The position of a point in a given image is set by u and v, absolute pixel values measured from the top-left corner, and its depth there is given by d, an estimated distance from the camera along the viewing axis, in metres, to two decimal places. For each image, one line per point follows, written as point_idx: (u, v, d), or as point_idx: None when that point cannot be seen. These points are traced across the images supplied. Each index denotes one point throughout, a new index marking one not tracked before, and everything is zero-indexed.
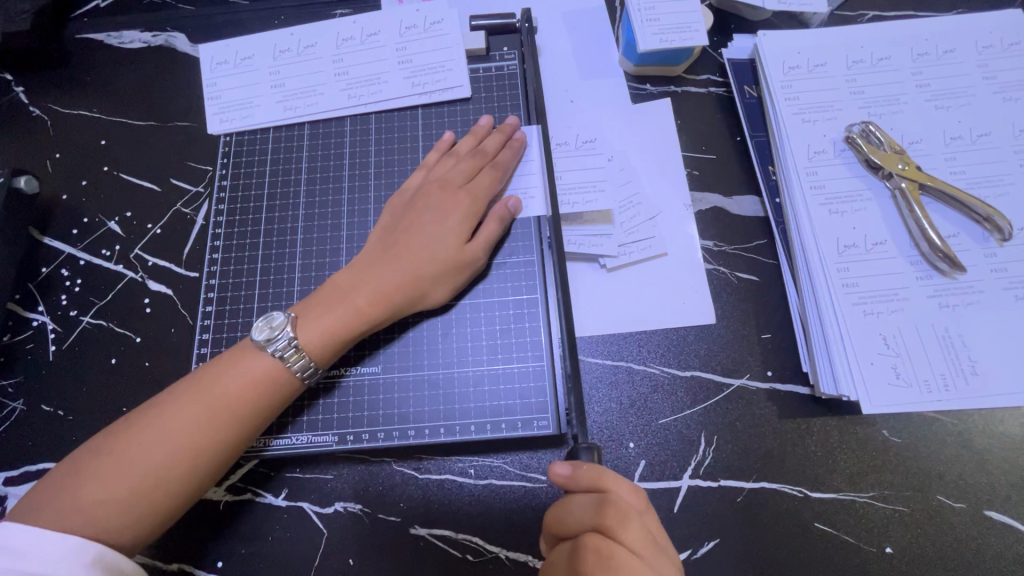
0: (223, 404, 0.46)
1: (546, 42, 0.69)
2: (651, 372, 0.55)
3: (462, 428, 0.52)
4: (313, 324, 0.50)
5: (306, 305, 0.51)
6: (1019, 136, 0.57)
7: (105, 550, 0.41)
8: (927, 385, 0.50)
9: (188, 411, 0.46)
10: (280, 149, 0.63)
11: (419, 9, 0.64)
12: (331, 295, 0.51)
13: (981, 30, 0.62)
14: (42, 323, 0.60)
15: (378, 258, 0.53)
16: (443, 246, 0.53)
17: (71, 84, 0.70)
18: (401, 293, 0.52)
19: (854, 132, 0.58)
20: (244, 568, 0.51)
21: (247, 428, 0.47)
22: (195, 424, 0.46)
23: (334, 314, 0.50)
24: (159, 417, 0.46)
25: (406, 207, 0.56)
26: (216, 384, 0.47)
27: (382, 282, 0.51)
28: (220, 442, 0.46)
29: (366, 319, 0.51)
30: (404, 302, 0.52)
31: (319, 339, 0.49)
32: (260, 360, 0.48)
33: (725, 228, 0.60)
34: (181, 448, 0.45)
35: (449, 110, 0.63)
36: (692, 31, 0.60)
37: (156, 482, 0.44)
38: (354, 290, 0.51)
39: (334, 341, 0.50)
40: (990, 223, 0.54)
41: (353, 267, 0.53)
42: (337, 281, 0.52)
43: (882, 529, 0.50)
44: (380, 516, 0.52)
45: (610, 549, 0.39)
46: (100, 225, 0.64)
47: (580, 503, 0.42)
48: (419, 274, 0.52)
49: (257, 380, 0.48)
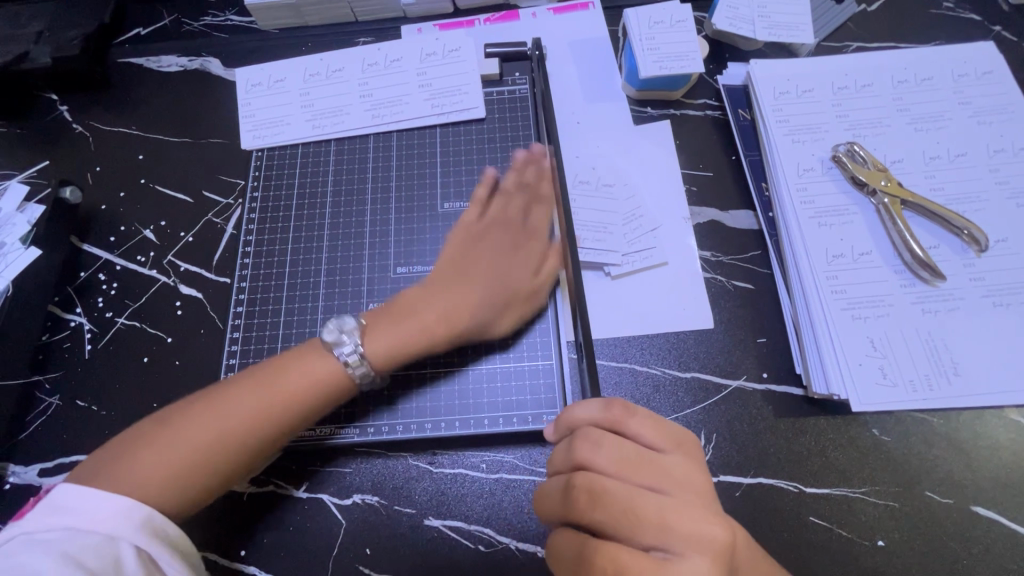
0: (279, 398, 0.50)
1: (554, 68, 0.74)
2: (654, 373, 0.58)
3: (476, 422, 0.55)
4: (378, 338, 0.53)
5: (377, 319, 0.55)
6: (993, 156, 0.62)
7: (152, 513, 0.44)
8: (911, 385, 0.54)
9: (246, 399, 0.49)
10: (308, 163, 0.68)
11: (436, 38, 0.70)
12: (400, 312, 0.55)
13: (957, 60, 0.67)
14: (79, 323, 0.64)
15: (444, 285, 0.57)
16: (510, 279, 0.58)
17: (112, 104, 0.75)
18: (467, 318, 0.56)
19: (840, 152, 0.63)
20: (266, 557, 0.54)
21: (298, 419, 0.50)
22: (242, 411, 0.49)
23: (401, 331, 0.54)
24: (210, 404, 0.49)
25: (466, 235, 0.61)
26: (276, 379, 0.50)
27: (450, 309, 0.56)
28: (265, 432, 0.49)
29: (432, 336, 0.55)
30: (465, 329, 0.56)
31: (386, 353, 0.53)
32: (325, 363, 0.52)
33: (721, 240, 0.64)
34: (232, 433, 0.48)
35: (464, 129, 0.68)
36: (689, 59, 0.65)
37: (197, 461, 0.47)
38: (423, 307, 0.55)
39: (399, 356, 0.54)
40: (968, 235, 0.58)
41: (421, 288, 0.57)
42: (407, 298, 0.56)
43: (874, 523, 0.52)
44: (396, 508, 0.55)
45: (599, 480, 0.42)
46: (136, 233, 0.69)
47: (593, 434, 0.44)
48: (484, 301, 0.57)
49: (311, 381, 0.51)
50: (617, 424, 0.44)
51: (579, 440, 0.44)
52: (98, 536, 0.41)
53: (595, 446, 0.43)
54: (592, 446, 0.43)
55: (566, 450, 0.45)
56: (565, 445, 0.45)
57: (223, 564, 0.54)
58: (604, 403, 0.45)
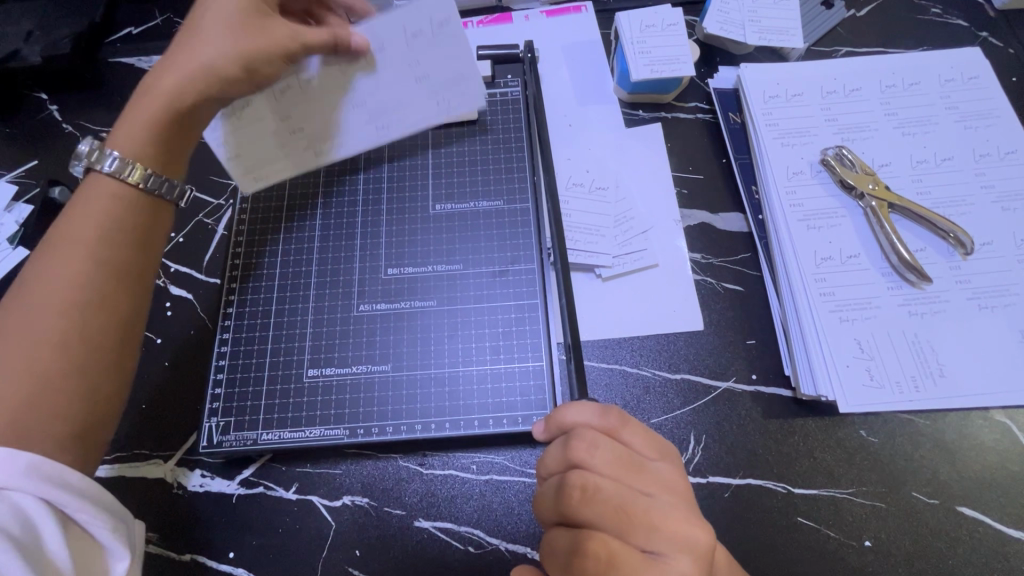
0: (85, 240, 0.45)
1: (546, 71, 0.75)
2: (644, 374, 0.59)
3: (466, 423, 0.55)
4: (126, 135, 0.49)
5: (128, 116, 0.50)
6: (979, 161, 0.62)
7: (39, 461, 0.38)
8: (898, 387, 0.54)
9: (52, 282, 0.44)
10: (299, 164, 0.67)
11: (415, 3, 0.52)
12: (142, 100, 0.50)
13: (944, 66, 0.68)
14: None
15: (193, 64, 0.50)
16: (268, 35, 0.51)
17: (103, 104, 0.75)
18: (215, 70, 0.50)
19: (829, 155, 0.64)
20: (255, 559, 0.54)
21: (113, 235, 0.47)
22: (81, 278, 0.44)
23: (144, 122, 0.49)
24: (27, 299, 0.43)
25: (192, 22, 0.52)
26: (80, 219, 0.46)
27: (197, 62, 0.50)
28: (111, 253, 0.46)
29: (173, 117, 0.50)
30: (214, 86, 0.50)
31: (142, 133, 0.49)
32: (97, 189, 0.48)
33: (712, 242, 0.64)
34: (78, 276, 0.44)
35: (456, 131, 0.68)
36: (680, 62, 0.66)
37: (37, 377, 0.41)
38: (161, 82, 0.50)
39: (153, 138, 0.50)
40: (954, 238, 0.59)
41: (176, 63, 0.51)
42: (155, 79, 0.50)
43: (862, 523, 0.53)
44: (386, 509, 0.55)
45: (595, 481, 0.41)
46: None
47: (591, 436, 0.43)
48: (235, 52, 0.50)
49: (100, 207, 0.47)
50: (612, 429, 0.44)
51: (575, 439, 0.43)
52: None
53: (592, 447, 0.43)
54: (588, 446, 0.42)
55: (561, 449, 0.44)
56: (560, 445, 0.44)
57: (212, 566, 0.54)
58: (603, 408, 0.45)
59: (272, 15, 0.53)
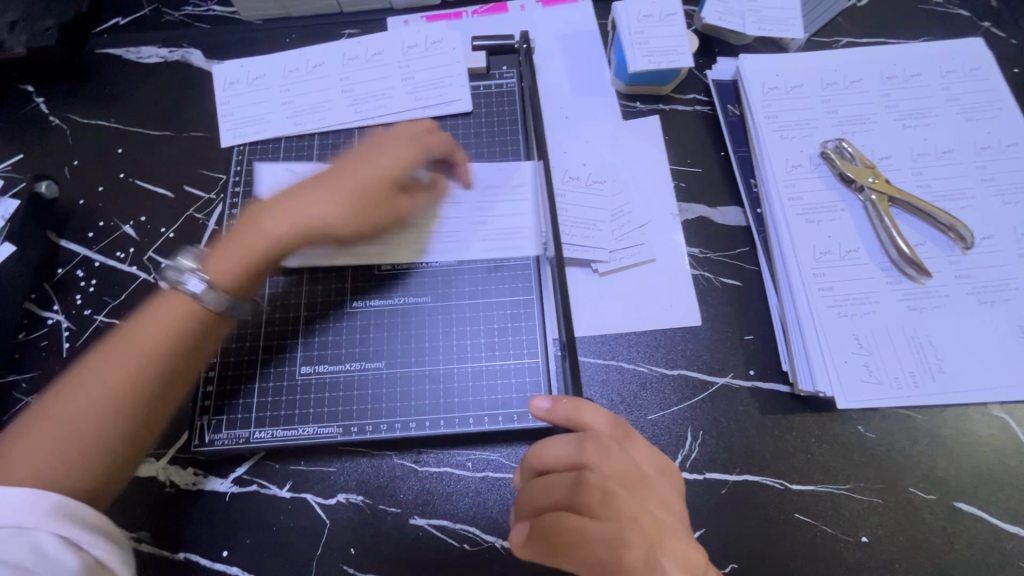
0: (147, 343, 0.47)
1: (542, 62, 0.73)
2: (641, 370, 0.58)
3: (461, 421, 0.55)
4: (225, 259, 0.52)
5: (220, 256, 0.52)
6: (980, 153, 0.62)
7: (66, 498, 0.40)
8: (897, 382, 0.54)
9: (112, 360, 0.46)
10: (291, 158, 0.66)
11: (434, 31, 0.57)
12: (244, 244, 0.53)
13: (946, 57, 0.67)
14: (57, 321, 0.63)
15: (283, 221, 0.54)
16: (368, 187, 0.56)
17: (90, 96, 0.74)
18: (296, 226, 0.54)
19: (828, 148, 0.63)
20: (249, 557, 0.53)
21: (173, 369, 0.48)
22: (136, 376, 0.46)
23: (235, 248, 0.53)
24: (103, 365, 0.47)
25: (315, 185, 0.56)
26: (155, 314, 0.49)
27: (288, 220, 0.54)
28: (154, 382, 0.47)
29: (256, 250, 0.53)
30: (279, 234, 0.54)
31: (231, 271, 0.52)
32: (176, 299, 0.49)
33: (709, 237, 0.63)
34: (134, 374, 0.46)
35: (450, 123, 0.67)
36: (678, 53, 0.65)
37: (75, 442, 0.43)
38: (271, 231, 0.53)
39: (245, 272, 0.52)
40: (954, 232, 0.58)
41: (279, 201, 0.55)
42: (263, 224, 0.54)
43: (859, 519, 0.52)
44: (381, 507, 0.55)
45: (607, 484, 0.43)
46: (115, 228, 0.67)
47: (603, 439, 0.45)
48: (321, 207, 0.55)
49: (179, 314, 0.49)
50: (620, 439, 0.46)
51: (589, 440, 0.45)
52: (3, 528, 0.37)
53: (604, 450, 0.44)
54: (603, 450, 0.44)
55: (574, 446, 0.45)
56: (572, 441, 0.45)
57: (205, 565, 0.53)
58: (613, 418, 0.48)
59: (397, 195, 0.57)
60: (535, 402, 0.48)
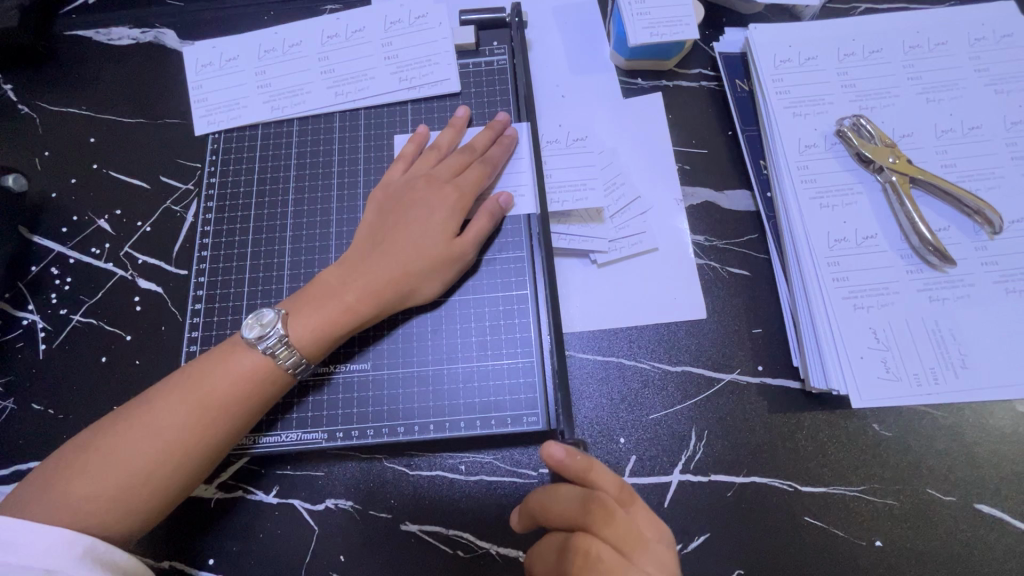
0: (211, 398, 0.47)
1: (537, 37, 0.69)
2: (642, 368, 0.55)
3: (452, 425, 0.52)
4: (305, 321, 0.50)
5: (299, 302, 0.51)
6: (1011, 128, 0.57)
7: (95, 542, 0.42)
8: (916, 379, 0.50)
9: (177, 408, 0.46)
10: (270, 146, 0.63)
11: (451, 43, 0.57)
12: (319, 294, 0.51)
13: (974, 22, 0.61)
14: (32, 322, 0.60)
15: (355, 280, 0.51)
16: (428, 253, 0.53)
17: (59, 82, 0.69)
18: (390, 290, 0.51)
19: (845, 126, 0.58)
20: (235, 566, 0.52)
21: (235, 426, 0.47)
22: (193, 432, 0.46)
23: (334, 303, 0.50)
24: (159, 410, 0.46)
25: (376, 241, 0.54)
26: (220, 372, 0.48)
27: (367, 289, 0.51)
28: (205, 445, 0.46)
29: (358, 316, 0.51)
30: (394, 299, 0.52)
31: (312, 337, 0.49)
32: (249, 357, 0.48)
33: (715, 223, 0.59)
34: (188, 430, 0.46)
35: (439, 105, 0.62)
36: (683, 24, 0.60)
37: (119, 497, 0.43)
38: (344, 287, 0.51)
39: (328, 338, 0.50)
40: (981, 216, 0.54)
41: (343, 264, 0.53)
42: (326, 279, 0.52)
43: (873, 522, 0.50)
44: (371, 512, 0.52)
45: (598, 549, 0.40)
46: (90, 223, 0.64)
47: (608, 506, 0.42)
48: (408, 270, 0.52)
49: (246, 373, 0.48)
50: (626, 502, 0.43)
51: (592, 503, 0.42)
52: (34, 571, 0.39)
53: (604, 516, 0.41)
54: (604, 516, 0.41)
55: (577, 506, 0.42)
56: (577, 499, 0.42)
57: (191, 572, 0.52)
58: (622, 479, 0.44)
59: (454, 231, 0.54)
60: (549, 448, 0.42)
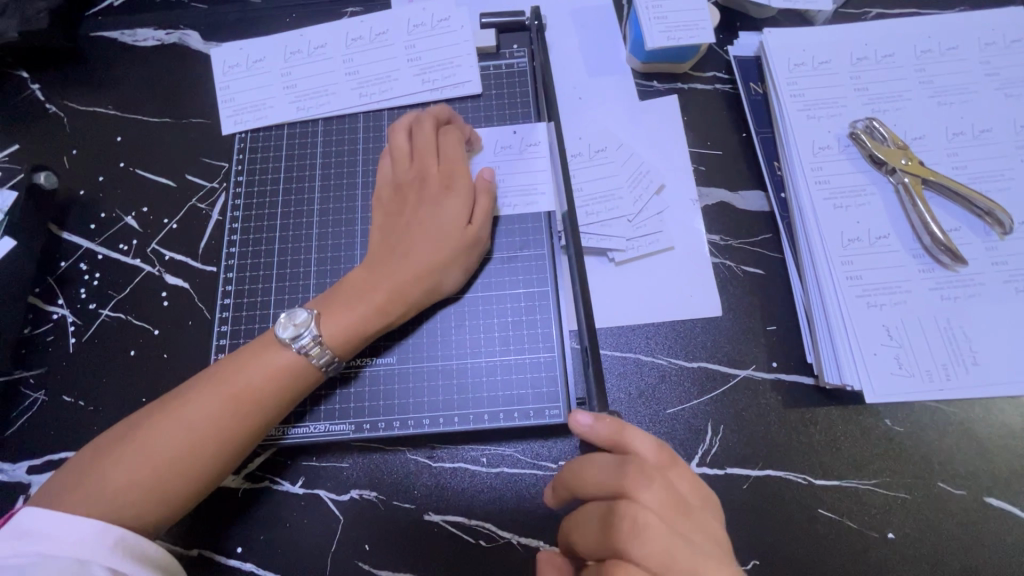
0: (244, 393, 0.48)
1: (554, 39, 0.70)
2: (659, 363, 0.56)
3: (475, 418, 0.53)
4: (334, 321, 0.51)
5: (328, 302, 0.52)
6: (1021, 131, 0.58)
7: (127, 533, 0.43)
8: (928, 375, 0.52)
9: (210, 402, 0.47)
10: (295, 146, 0.64)
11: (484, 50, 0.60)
12: (348, 293, 0.52)
13: (985, 27, 0.63)
14: (62, 316, 0.62)
15: (382, 278, 0.53)
16: (451, 252, 0.54)
17: (87, 82, 0.71)
18: (415, 289, 0.53)
19: (858, 128, 0.60)
20: (263, 554, 0.53)
21: (264, 421, 0.49)
22: (223, 427, 0.47)
23: (363, 302, 0.52)
24: (190, 406, 0.47)
25: (399, 239, 0.55)
26: (250, 369, 0.49)
27: (392, 288, 0.52)
28: (235, 439, 0.48)
29: (385, 315, 0.52)
30: (418, 298, 0.53)
31: (342, 336, 0.51)
32: (279, 354, 0.50)
33: (730, 222, 0.61)
34: (219, 425, 0.47)
35: (460, 106, 0.64)
36: (699, 28, 0.61)
37: (152, 489, 0.45)
38: (371, 286, 0.52)
39: (356, 337, 0.51)
40: (991, 217, 0.55)
41: (369, 263, 0.54)
42: (354, 279, 0.53)
43: (885, 515, 0.51)
44: (395, 503, 0.54)
45: (641, 513, 0.40)
46: (118, 220, 0.65)
47: (643, 467, 0.42)
48: (432, 269, 0.53)
49: (275, 370, 0.49)
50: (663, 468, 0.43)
51: (628, 466, 0.42)
52: (67, 560, 0.40)
53: (642, 480, 0.42)
54: (641, 480, 0.41)
55: (611, 468, 0.43)
56: (611, 464, 0.43)
57: (220, 560, 0.53)
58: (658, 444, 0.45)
59: (476, 232, 0.55)
60: (577, 415, 0.45)
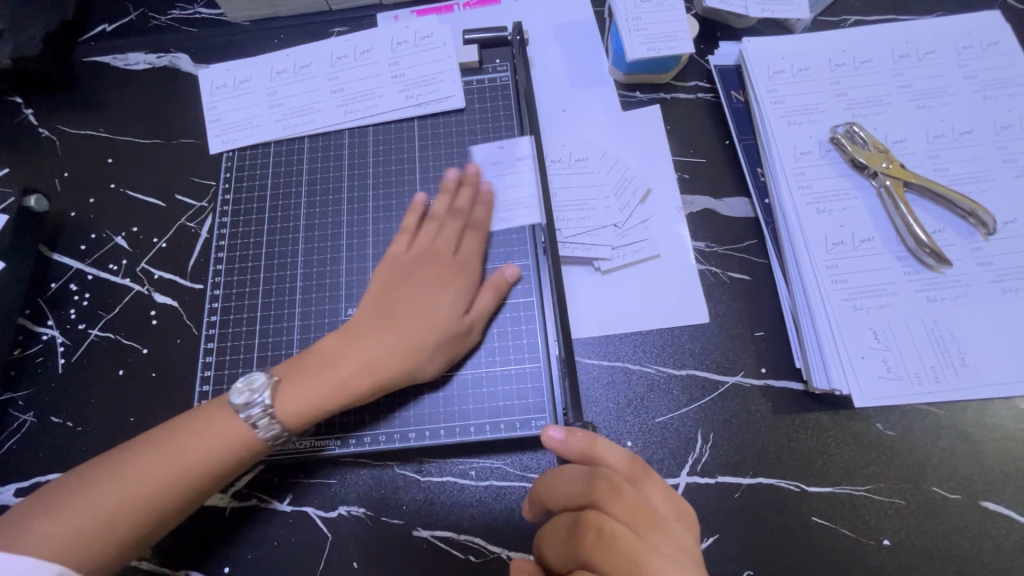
0: (230, 424, 0.48)
1: (537, 53, 0.71)
2: (647, 372, 0.56)
3: (462, 430, 0.53)
4: (327, 372, 0.50)
5: (321, 355, 0.52)
6: (1000, 133, 0.59)
7: (104, 546, 0.42)
8: (917, 377, 0.51)
9: (196, 432, 0.47)
10: (281, 163, 0.65)
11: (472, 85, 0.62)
12: (342, 346, 0.52)
13: (961, 31, 0.63)
14: (51, 337, 0.62)
15: (372, 327, 0.52)
16: (451, 306, 0.54)
17: (79, 106, 0.72)
18: (413, 346, 0.52)
19: (839, 133, 0.60)
20: (250, 573, 0.52)
21: (247, 455, 0.48)
22: (206, 455, 0.47)
23: (358, 355, 0.51)
24: (177, 433, 0.47)
25: (399, 294, 0.54)
26: (241, 401, 0.49)
27: (390, 344, 0.51)
28: (216, 469, 0.47)
29: (382, 370, 0.51)
30: (416, 359, 0.52)
31: (334, 386, 0.50)
32: (268, 394, 0.49)
33: (715, 229, 0.61)
34: (202, 453, 0.47)
35: (444, 121, 0.64)
36: (678, 39, 0.62)
37: (125, 513, 0.44)
38: (367, 339, 0.52)
39: (349, 389, 0.50)
40: (974, 218, 0.55)
41: (367, 316, 0.53)
42: (351, 332, 0.53)
43: (879, 521, 0.50)
44: (384, 519, 0.53)
45: (612, 526, 0.40)
46: (108, 240, 0.66)
47: (614, 480, 0.42)
48: (433, 324, 0.53)
49: (265, 406, 0.49)
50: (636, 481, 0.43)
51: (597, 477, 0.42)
52: None
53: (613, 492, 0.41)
54: (611, 491, 0.41)
55: (580, 480, 0.43)
56: (581, 475, 0.43)
57: None
58: (631, 455, 0.44)
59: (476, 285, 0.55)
60: (549, 431, 0.45)
